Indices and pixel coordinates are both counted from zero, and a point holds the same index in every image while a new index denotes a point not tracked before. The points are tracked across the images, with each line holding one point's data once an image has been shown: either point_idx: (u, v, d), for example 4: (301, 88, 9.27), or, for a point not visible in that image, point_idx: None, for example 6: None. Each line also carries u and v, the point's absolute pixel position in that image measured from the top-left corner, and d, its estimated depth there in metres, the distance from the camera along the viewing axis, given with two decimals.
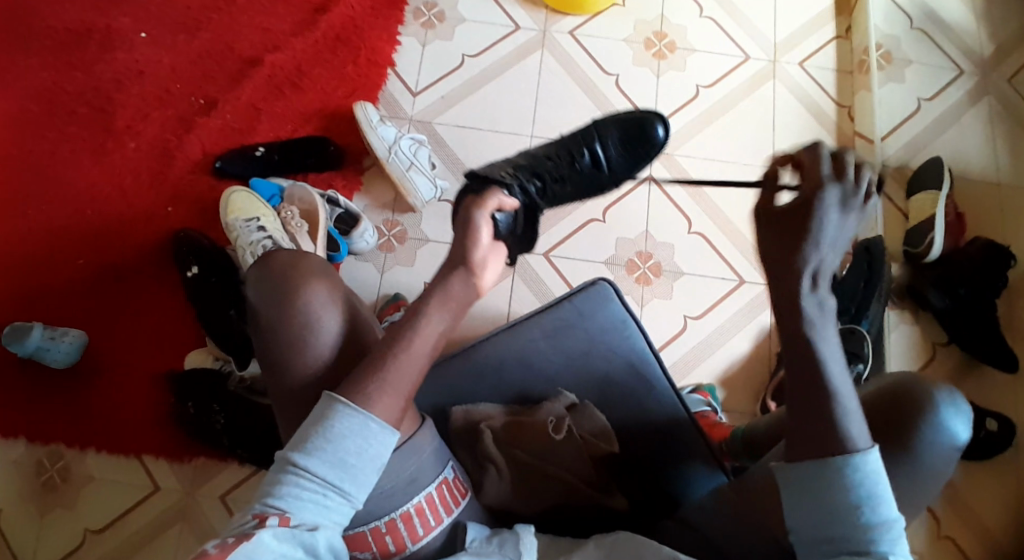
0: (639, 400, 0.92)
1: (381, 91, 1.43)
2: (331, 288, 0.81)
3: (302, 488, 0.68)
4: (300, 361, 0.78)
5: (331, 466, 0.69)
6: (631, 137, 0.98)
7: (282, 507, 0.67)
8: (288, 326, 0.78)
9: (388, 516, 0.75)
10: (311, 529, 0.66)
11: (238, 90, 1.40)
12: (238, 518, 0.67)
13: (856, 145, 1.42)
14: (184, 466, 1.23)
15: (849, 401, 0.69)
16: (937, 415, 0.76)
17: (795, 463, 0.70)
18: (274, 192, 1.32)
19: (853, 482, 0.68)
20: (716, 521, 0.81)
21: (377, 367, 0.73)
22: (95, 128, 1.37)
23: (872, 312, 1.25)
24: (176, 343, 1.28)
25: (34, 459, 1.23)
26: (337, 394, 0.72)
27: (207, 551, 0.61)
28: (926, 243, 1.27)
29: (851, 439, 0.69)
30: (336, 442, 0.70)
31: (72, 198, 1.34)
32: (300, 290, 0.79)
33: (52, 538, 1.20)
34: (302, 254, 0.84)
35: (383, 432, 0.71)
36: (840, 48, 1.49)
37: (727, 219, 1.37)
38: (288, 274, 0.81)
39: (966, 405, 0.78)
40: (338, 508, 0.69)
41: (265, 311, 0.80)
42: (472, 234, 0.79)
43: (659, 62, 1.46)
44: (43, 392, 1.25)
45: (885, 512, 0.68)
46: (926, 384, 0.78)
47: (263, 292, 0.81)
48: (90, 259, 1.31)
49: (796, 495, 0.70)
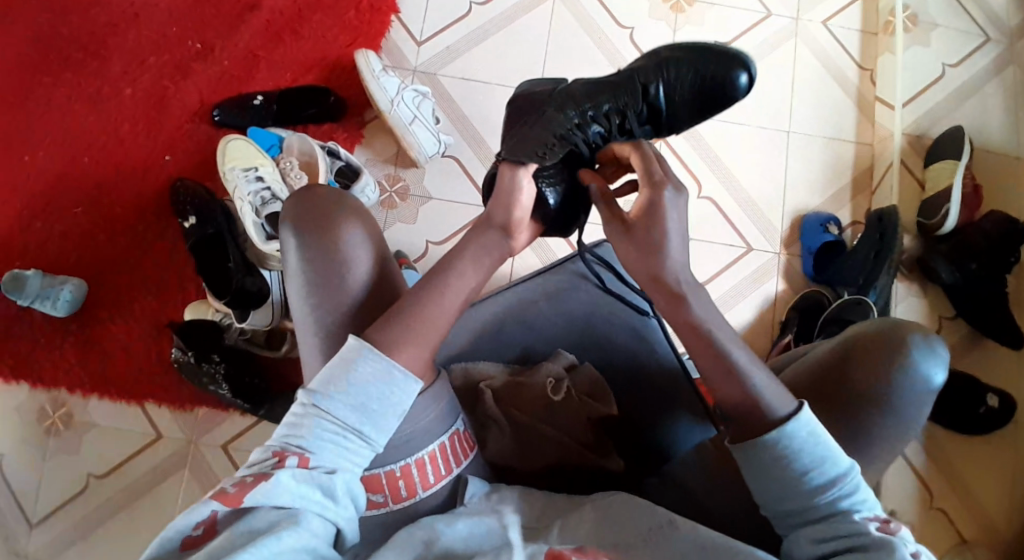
0: (635, 360, 0.88)
1: (384, 38, 1.38)
2: (364, 232, 0.78)
3: (324, 431, 0.68)
4: (332, 304, 0.76)
5: (354, 411, 0.68)
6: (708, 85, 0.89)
7: (303, 447, 0.67)
8: (323, 264, 0.77)
9: (403, 461, 0.74)
10: (328, 472, 0.66)
11: (237, 36, 1.35)
12: (256, 455, 0.67)
13: (877, 111, 1.37)
14: (186, 414, 1.23)
15: (755, 374, 0.70)
16: (909, 360, 0.75)
17: (735, 444, 0.70)
18: (273, 143, 1.28)
19: (797, 449, 0.67)
20: (716, 493, 0.78)
21: (413, 311, 0.73)
22: (91, 72, 1.33)
23: (881, 284, 1.22)
24: (173, 293, 1.26)
25: (37, 406, 1.23)
26: (366, 339, 0.71)
27: (225, 490, 0.62)
28: (941, 215, 1.25)
29: (773, 410, 0.69)
30: (360, 388, 0.69)
31: (70, 144, 1.31)
32: (337, 232, 0.77)
33: (54, 483, 1.20)
34: (341, 193, 0.81)
35: (406, 381, 0.70)
36: (866, 8, 1.43)
37: (738, 181, 1.34)
38: (328, 213, 0.78)
39: (944, 348, 0.77)
40: (357, 450, 0.68)
41: (305, 250, 0.77)
42: (510, 195, 0.80)
43: (677, 16, 1.41)
44: (41, 339, 1.24)
45: (836, 466, 0.68)
46: (902, 333, 0.77)
47: (303, 230, 0.78)
48: (89, 207, 1.28)
49: (747, 467, 0.70)
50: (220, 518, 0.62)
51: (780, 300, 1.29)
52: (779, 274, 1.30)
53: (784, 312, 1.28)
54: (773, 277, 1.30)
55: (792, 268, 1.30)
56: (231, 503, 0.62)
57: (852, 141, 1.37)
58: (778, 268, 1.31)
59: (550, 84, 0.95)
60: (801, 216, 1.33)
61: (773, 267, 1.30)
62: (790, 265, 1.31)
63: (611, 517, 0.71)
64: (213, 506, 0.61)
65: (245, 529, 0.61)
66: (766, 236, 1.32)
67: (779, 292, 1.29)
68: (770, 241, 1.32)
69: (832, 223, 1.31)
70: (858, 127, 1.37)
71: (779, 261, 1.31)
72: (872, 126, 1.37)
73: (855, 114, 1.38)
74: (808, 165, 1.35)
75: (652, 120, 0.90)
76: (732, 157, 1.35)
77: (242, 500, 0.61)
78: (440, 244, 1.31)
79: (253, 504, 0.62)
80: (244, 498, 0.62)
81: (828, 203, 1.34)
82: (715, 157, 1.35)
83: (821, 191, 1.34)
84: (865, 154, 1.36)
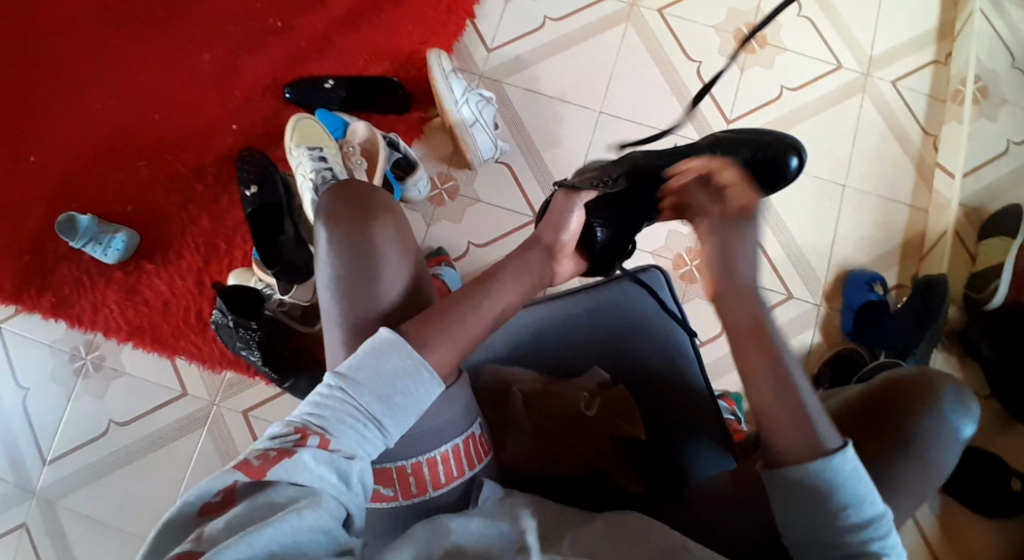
0: (669, 385, 0.88)
1: (457, 41, 1.41)
2: (398, 231, 0.82)
3: (347, 416, 0.69)
4: (358, 294, 0.78)
5: (377, 400, 0.70)
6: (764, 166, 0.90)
7: (325, 428, 0.68)
8: (354, 255, 0.79)
9: (414, 458, 0.75)
10: (346, 457, 0.68)
11: (317, 19, 1.39)
12: (275, 427, 0.68)
13: (935, 178, 1.37)
14: (214, 375, 1.25)
15: (810, 403, 0.73)
16: (940, 410, 0.79)
17: (773, 470, 0.72)
18: (339, 126, 1.31)
19: (839, 483, 0.69)
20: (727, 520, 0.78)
21: (454, 313, 0.77)
22: (172, 33, 1.37)
23: (920, 350, 1.22)
24: (220, 257, 1.29)
25: (71, 345, 1.26)
26: (398, 334, 0.74)
27: (250, 461, 0.64)
28: (990, 290, 1.24)
29: (823, 441, 0.71)
30: (387, 379, 0.71)
31: (142, 99, 1.35)
32: (371, 227, 0.80)
33: (77, 422, 1.24)
34: (379, 193, 0.84)
35: (430, 381, 0.72)
36: (937, 73, 1.43)
37: (786, 228, 1.34)
38: (365, 210, 0.82)
39: (976, 405, 0.81)
40: (373, 440, 0.70)
41: (338, 241, 0.80)
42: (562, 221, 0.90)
43: (748, 56, 1.42)
44: (87, 282, 1.28)
45: (874, 508, 0.70)
46: (934, 384, 0.80)
47: (338, 222, 0.81)
48: (151, 163, 1.32)
49: (782, 494, 0.71)
50: (240, 487, 0.64)
51: (814, 351, 1.30)
52: (818, 326, 1.31)
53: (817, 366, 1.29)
54: (810, 329, 1.30)
55: (832, 322, 1.31)
56: (254, 475, 0.63)
57: (906, 205, 1.36)
58: (817, 319, 1.31)
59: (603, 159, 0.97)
60: (846, 271, 1.33)
61: (812, 319, 1.31)
62: (828, 318, 1.31)
63: (622, 535, 0.72)
64: (236, 476, 0.63)
65: (265, 501, 0.63)
66: (808, 285, 1.32)
67: (815, 342, 1.30)
68: (812, 291, 1.32)
69: (877, 282, 1.30)
70: (914, 192, 1.37)
71: (819, 313, 1.31)
72: (928, 192, 1.37)
73: (912, 178, 1.38)
74: (858, 221, 1.35)
75: None
76: (784, 203, 1.35)
77: (265, 474, 0.63)
78: (481, 247, 1.33)
79: (273, 479, 0.64)
80: (267, 471, 0.64)
81: (874, 262, 1.34)
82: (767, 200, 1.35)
83: (869, 250, 1.34)
84: (918, 220, 1.36)
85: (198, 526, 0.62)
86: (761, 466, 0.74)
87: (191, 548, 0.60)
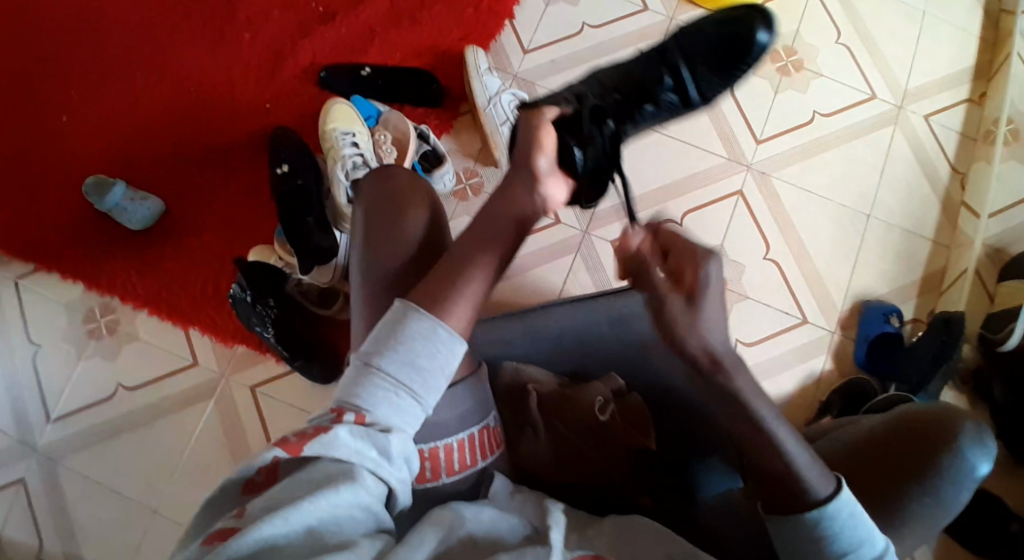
0: (683, 402, 0.88)
1: (494, 40, 1.42)
2: (430, 213, 0.86)
3: (378, 390, 0.70)
4: (384, 263, 0.82)
5: (404, 368, 0.70)
6: (726, 56, 1.00)
7: (361, 405, 0.68)
8: (386, 226, 0.83)
9: (432, 443, 0.75)
10: (383, 431, 0.68)
11: (359, 7, 1.40)
12: (316, 413, 0.69)
13: (961, 216, 1.37)
14: (226, 349, 1.26)
15: (794, 451, 0.69)
16: (958, 445, 0.79)
17: (773, 516, 0.72)
18: (372, 114, 1.32)
19: (839, 531, 0.69)
20: (730, 530, 0.80)
21: (464, 274, 0.77)
22: (215, 9, 1.39)
23: (932, 388, 1.20)
24: (243, 233, 1.30)
25: (87, 308, 1.28)
26: (410, 302, 0.74)
27: (287, 439, 0.65)
28: (1006, 331, 1.22)
29: (816, 489, 0.70)
30: (410, 345, 0.71)
31: (180, 70, 1.36)
32: (405, 204, 0.85)
33: (86, 385, 1.25)
34: (416, 177, 0.89)
35: (450, 339, 0.73)
36: (970, 112, 1.43)
37: (807, 253, 1.34)
38: (400, 187, 0.86)
39: (992, 442, 0.81)
40: (409, 408, 0.70)
41: (372, 213, 0.85)
42: (535, 138, 0.84)
43: (782, 78, 1.42)
44: (109, 245, 1.29)
45: (874, 545, 0.71)
46: (956, 419, 0.80)
47: (374, 196, 0.86)
48: (183, 134, 1.33)
49: (785, 541, 0.71)
50: (282, 465, 0.66)
51: (824, 379, 1.29)
52: (830, 353, 1.30)
53: (825, 392, 1.28)
54: (822, 355, 1.30)
55: (844, 351, 1.31)
56: (293, 451, 0.64)
57: (929, 240, 1.36)
58: (829, 346, 1.31)
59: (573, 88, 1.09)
60: (862, 303, 1.33)
61: (825, 344, 1.31)
62: (841, 346, 1.31)
63: (628, 540, 0.72)
64: (275, 452, 0.64)
65: (305, 478, 0.64)
66: (823, 311, 1.32)
67: (825, 370, 1.30)
68: (828, 317, 1.32)
69: (894, 315, 1.29)
70: (938, 228, 1.37)
71: (832, 339, 1.31)
72: (953, 229, 1.37)
73: (937, 214, 1.38)
74: (880, 252, 1.35)
75: (677, 87, 1.00)
76: (805, 228, 1.36)
77: (304, 449, 0.64)
78: None
79: (313, 454, 0.65)
80: (304, 447, 0.64)
81: (893, 294, 1.34)
82: (789, 223, 1.36)
83: (889, 281, 1.34)
84: (939, 256, 1.36)
85: (239, 504, 0.64)
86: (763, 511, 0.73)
87: (233, 524, 0.61)
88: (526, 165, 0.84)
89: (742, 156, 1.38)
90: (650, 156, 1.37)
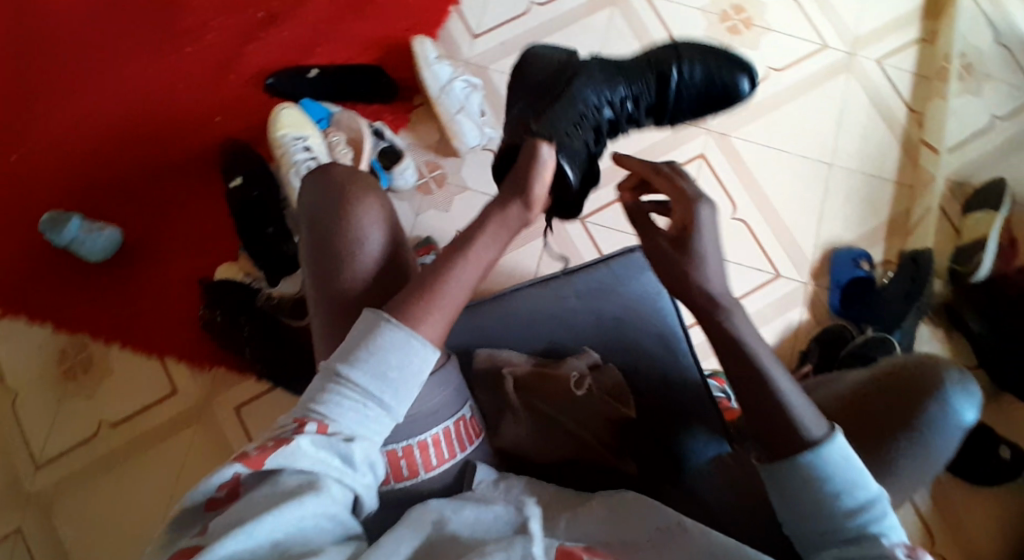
0: (662, 367, 0.89)
1: (441, 29, 1.40)
2: (384, 212, 0.80)
3: (345, 400, 0.69)
4: (346, 274, 0.77)
5: (373, 378, 0.69)
6: (714, 72, 0.99)
7: (323, 414, 0.68)
8: (339, 236, 0.78)
9: (406, 442, 0.75)
10: (346, 440, 0.67)
11: (300, 9, 1.38)
12: (281, 421, 0.69)
13: (922, 155, 1.38)
14: (204, 373, 1.25)
15: (790, 392, 0.72)
16: (942, 396, 0.77)
17: (767, 462, 0.72)
18: (323, 116, 1.32)
19: (828, 472, 0.70)
20: (722, 494, 0.81)
21: (425, 280, 0.74)
22: (154, 26, 1.36)
23: (907, 325, 1.23)
24: (208, 251, 1.28)
25: (57, 348, 1.26)
26: (383, 311, 0.72)
27: (248, 453, 0.64)
28: (975, 262, 1.25)
29: (807, 430, 0.71)
30: (379, 355, 0.70)
31: (124, 93, 1.34)
32: (354, 208, 0.79)
33: (65, 425, 1.23)
34: (361, 173, 0.83)
35: (423, 349, 0.71)
36: (922, 51, 1.43)
37: (772, 207, 1.35)
38: (345, 189, 0.80)
39: (975, 387, 0.79)
40: (375, 417, 0.69)
41: (321, 223, 0.79)
42: (535, 168, 0.78)
43: (732, 37, 1.42)
44: (72, 280, 1.27)
45: (868, 491, 0.70)
46: (935, 368, 0.78)
47: (320, 204, 0.80)
48: (135, 159, 1.31)
49: (776, 485, 0.72)
50: (243, 480, 0.65)
51: (802, 330, 1.30)
52: (806, 304, 1.31)
53: (805, 343, 1.29)
54: (799, 307, 1.31)
55: (819, 300, 1.31)
56: (254, 466, 0.63)
57: (892, 181, 1.37)
58: (804, 298, 1.31)
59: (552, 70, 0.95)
60: (831, 250, 1.34)
61: (800, 296, 1.31)
62: (816, 296, 1.31)
63: (621, 513, 0.73)
64: (235, 468, 0.63)
65: (269, 492, 0.63)
66: (795, 263, 1.33)
67: (803, 322, 1.30)
68: (800, 269, 1.33)
69: (863, 259, 1.32)
70: (900, 169, 1.38)
71: (807, 290, 1.32)
72: (914, 168, 1.38)
73: (898, 155, 1.38)
74: (846, 199, 1.36)
75: (664, 99, 0.97)
76: (770, 183, 1.36)
77: (265, 463, 0.63)
78: None
79: (275, 466, 0.64)
80: (266, 460, 0.64)
81: (861, 238, 1.34)
82: (753, 180, 1.36)
83: (856, 227, 1.35)
84: (904, 196, 1.37)
85: (205, 521, 0.63)
86: (758, 459, 0.73)
87: (196, 542, 0.61)
88: (523, 191, 0.78)
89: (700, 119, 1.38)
90: None
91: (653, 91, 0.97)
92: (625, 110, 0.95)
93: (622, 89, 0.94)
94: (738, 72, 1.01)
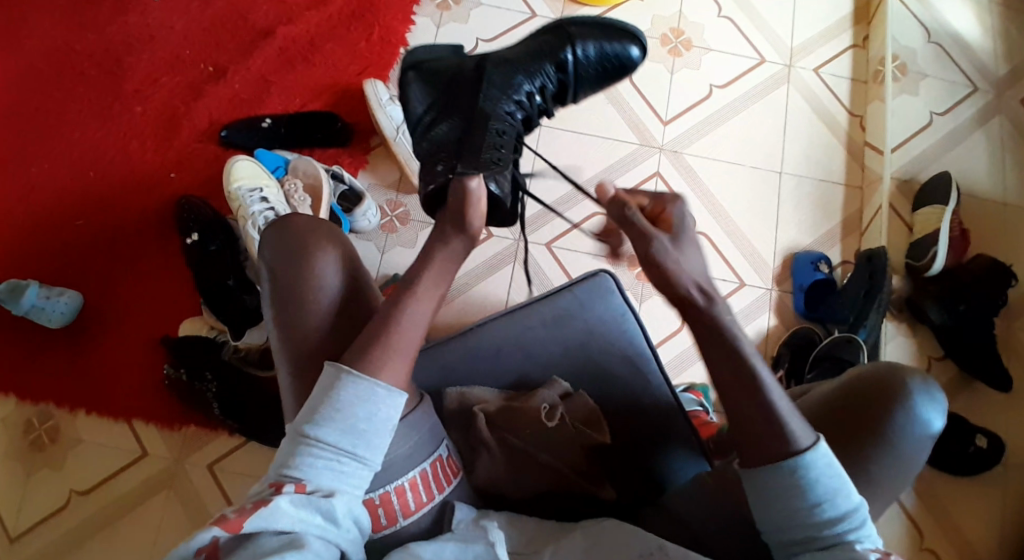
0: (632, 393, 0.90)
1: (393, 70, 1.41)
2: (343, 257, 0.81)
3: (319, 458, 0.69)
4: (308, 321, 0.78)
5: (343, 434, 0.70)
6: (607, 52, 0.96)
7: (299, 476, 0.68)
8: (298, 284, 0.78)
9: (382, 489, 0.75)
10: (327, 496, 0.67)
11: (249, 61, 1.39)
12: (256, 489, 0.68)
13: (867, 156, 1.41)
14: (173, 433, 1.23)
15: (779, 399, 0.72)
16: (909, 401, 0.79)
17: (749, 468, 0.73)
18: (279, 164, 1.31)
19: (812, 479, 0.70)
20: (711, 517, 0.80)
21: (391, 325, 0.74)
22: (103, 90, 1.36)
23: (870, 322, 1.25)
24: (172, 310, 1.27)
25: (23, 419, 1.23)
26: (341, 363, 0.72)
27: (226, 516, 0.63)
28: (929, 257, 1.28)
29: (795, 439, 0.71)
30: (345, 410, 0.70)
31: (76, 157, 1.33)
32: (312, 256, 0.79)
33: (36, 497, 1.20)
34: (318, 219, 0.82)
35: (390, 395, 0.72)
36: (856, 57, 1.48)
37: (729, 217, 1.37)
38: (304, 238, 0.80)
39: (940, 394, 0.81)
40: (353, 471, 0.70)
41: (280, 272, 0.79)
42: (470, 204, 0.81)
43: (675, 59, 1.45)
44: (36, 350, 1.25)
45: (847, 501, 0.71)
46: (902, 375, 0.80)
47: (278, 255, 0.80)
48: (90, 223, 1.30)
49: (757, 494, 0.73)
50: (222, 545, 0.63)
51: (772, 335, 1.32)
52: (773, 309, 1.33)
53: (774, 347, 1.31)
54: (765, 314, 1.33)
55: (785, 305, 1.33)
56: (233, 529, 0.63)
57: (842, 184, 1.41)
58: (770, 304, 1.33)
59: (447, 74, 0.92)
60: (792, 255, 1.36)
61: (766, 301, 1.33)
62: (781, 302, 1.33)
63: (602, 542, 0.73)
64: (214, 532, 0.62)
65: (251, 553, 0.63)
66: (757, 270, 1.35)
67: (771, 327, 1.32)
68: (763, 275, 1.35)
69: (822, 262, 1.34)
70: (847, 170, 1.41)
71: (772, 296, 1.34)
72: (862, 168, 1.41)
73: (844, 158, 1.42)
74: (798, 204, 1.39)
75: (563, 84, 0.95)
76: (725, 195, 1.39)
77: (243, 526, 0.63)
78: None
79: (253, 529, 0.63)
80: (244, 523, 0.63)
81: (818, 242, 1.37)
82: (709, 194, 1.38)
83: (812, 231, 1.38)
84: (855, 197, 1.40)
85: None
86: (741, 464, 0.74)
87: None
88: (462, 227, 0.81)
89: (652, 140, 1.40)
90: (565, 155, 1.39)
91: (553, 81, 0.94)
92: (534, 112, 0.92)
93: (528, 88, 0.91)
94: (633, 42, 0.97)
